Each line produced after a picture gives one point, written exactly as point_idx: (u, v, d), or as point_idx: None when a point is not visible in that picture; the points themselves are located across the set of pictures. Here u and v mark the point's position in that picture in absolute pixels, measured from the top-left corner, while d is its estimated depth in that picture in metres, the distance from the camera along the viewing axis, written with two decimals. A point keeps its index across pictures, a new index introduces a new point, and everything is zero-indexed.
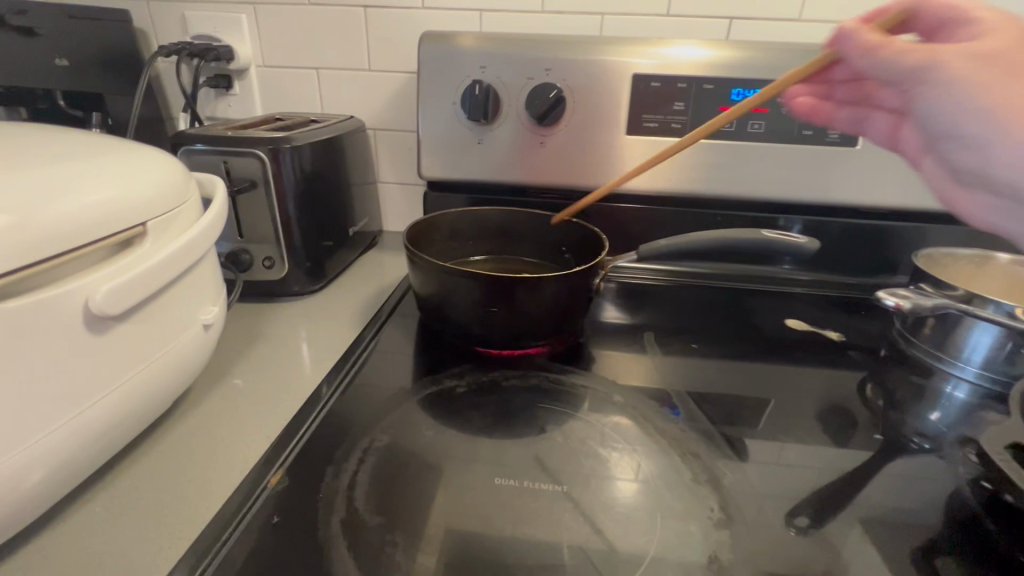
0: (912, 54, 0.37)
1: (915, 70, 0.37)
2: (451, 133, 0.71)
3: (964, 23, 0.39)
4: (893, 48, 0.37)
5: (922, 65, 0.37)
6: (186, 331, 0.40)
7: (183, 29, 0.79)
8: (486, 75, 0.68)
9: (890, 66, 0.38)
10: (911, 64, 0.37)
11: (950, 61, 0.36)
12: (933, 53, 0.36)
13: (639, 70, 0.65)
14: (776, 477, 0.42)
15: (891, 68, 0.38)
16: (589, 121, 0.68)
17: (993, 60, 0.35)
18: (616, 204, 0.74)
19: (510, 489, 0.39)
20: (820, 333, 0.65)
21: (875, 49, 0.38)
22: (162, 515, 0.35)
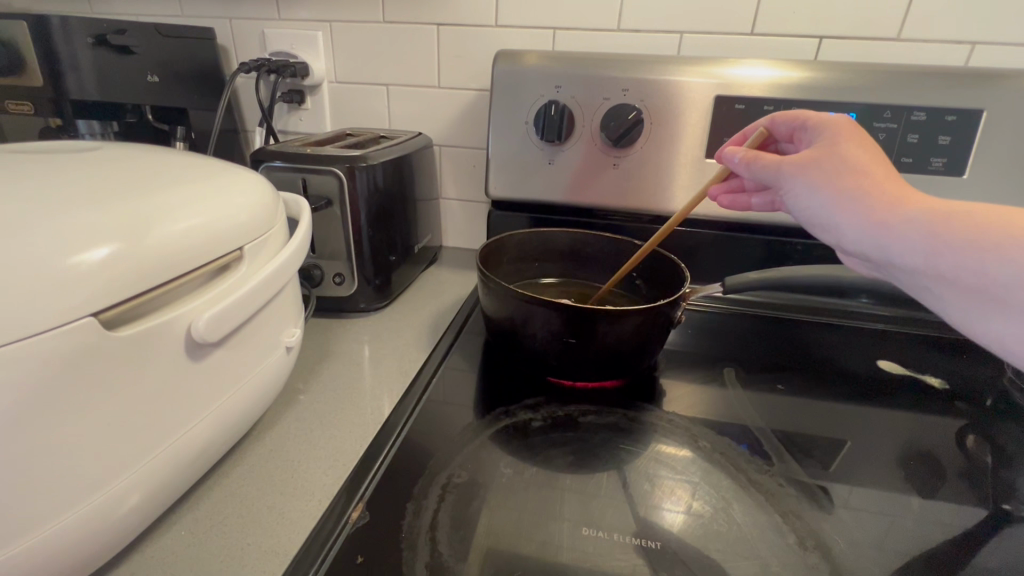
0: (767, 164, 0.41)
1: (772, 175, 0.41)
2: (522, 154, 0.70)
3: (805, 127, 0.44)
4: (763, 165, 0.42)
5: (778, 167, 0.40)
6: (271, 353, 0.41)
7: (261, 45, 0.81)
8: (561, 95, 0.66)
9: (764, 175, 0.42)
10: (768, 172, 0.41)
11: (782, 166, 0.40)
12: (783, 161, 0.40)
13: (722, 91, 0.62)
14: (882, 541, 0.39)
15: (763, 179, 0.42)
16: (666, 143, 0.65)
17: (804, 162, 0.39)
18: (689, 228, 0.71)
19: (596, 542, 0.36)
20: (918, 378, 0.60)
21: (750, 164, 0.43)
22: (245, 543, 0.35)
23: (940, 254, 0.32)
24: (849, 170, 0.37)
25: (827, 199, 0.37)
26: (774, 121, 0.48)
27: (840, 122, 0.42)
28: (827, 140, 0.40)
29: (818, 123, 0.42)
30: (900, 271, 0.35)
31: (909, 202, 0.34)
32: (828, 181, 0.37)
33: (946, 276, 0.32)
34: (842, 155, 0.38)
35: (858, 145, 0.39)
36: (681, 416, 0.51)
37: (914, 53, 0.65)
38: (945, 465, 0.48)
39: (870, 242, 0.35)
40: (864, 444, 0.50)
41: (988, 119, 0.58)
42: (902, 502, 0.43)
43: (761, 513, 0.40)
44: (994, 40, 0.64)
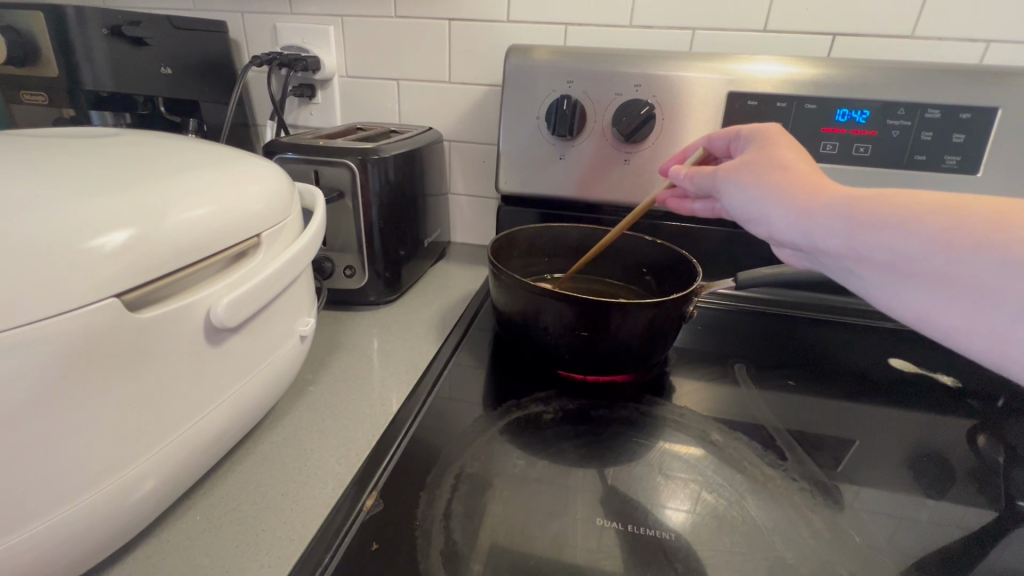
0: (702, 175, 0.44)
1: (708, 184, 0.44)
2: (533, 148, 0.70)
3: (739, 137, 0.46)
4: (699, 174, 0.45)
5: (711, 175, 0.43)
6: (285, 342, 0.41)
7: (273, 39, 0.81)
8: (573, 89, 0.66)
9: (704, 184, 0.44)
10: (704, 181, 0.44)
11: (715, 174, 0.43)
12: (717, 169, 0.43)
13: (735, 87, 0.62)
14: (893, 537, 0.39)
15: (704, 188, 0.44)
16: (677, 139, 0.65)
17: (733, 168, 0.41)
18: (700, 226, 0.70)
19: (611, 533, 0.37)
20: (929, 377, 0.60)
21: (691, 176, 0.46)
22: (260, 529, 0.35)
23: (854, 233, 0.32)
24: (772, 170, 0.39)
25: (754, 198, 0.39)
26: (713, 139, 0.51)
27: (771, 128, 0.44)
28: (756, 146, 0.42)
29: (749, 132, 0.45)
30: (830, 260, 0.35)
31: (830, 191, 0.35)
32: (752, 183, 0.39)
33: (869, 258, 0.32)
34: (767, 158, 0.40)
35: (787, 147, 0.40)
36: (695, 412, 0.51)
37: (928, 51, 0.65)
38: (956, 464, 0.48)
39: (797, 232, 0.36)
40: (876, 443, 0.49)
41: (1003, 118, 0.58)
42: (913, 500, 0.43)
43: (771, 506, 0.40)
44: (1009, 38, 0.63)
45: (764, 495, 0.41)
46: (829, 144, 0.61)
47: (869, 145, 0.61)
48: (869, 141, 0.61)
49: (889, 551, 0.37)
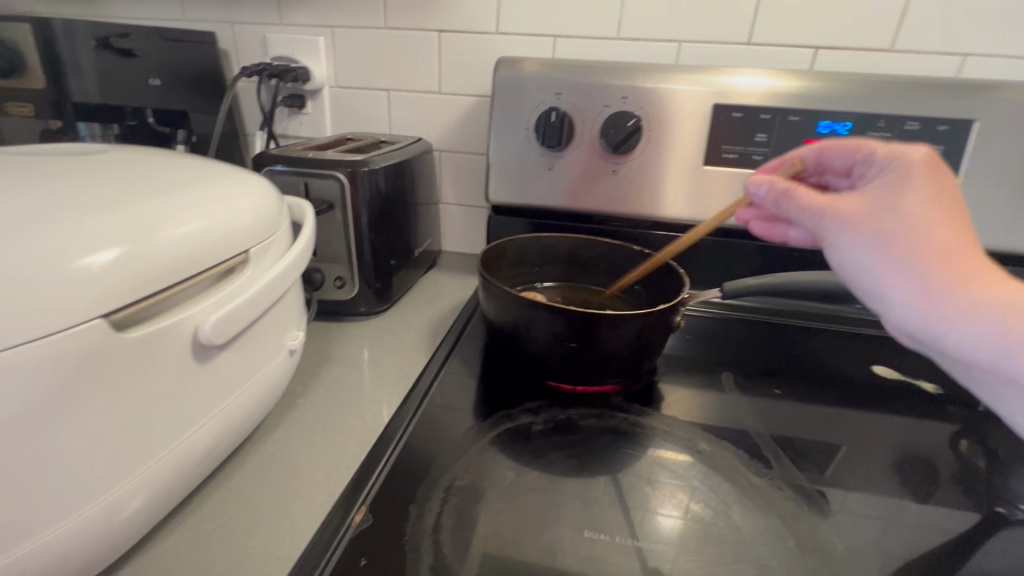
0: (807, 207, 0.40)
1: (809, 219, 0.40)
2: (522, 159, 0.70)
3: (868, 161, 0.40)
4: (802, 208, 0.40)
5: (819, 212, 0.39)
6: (274, 356, 0.41)
7: (262, 50, 0.81)
8: (561, 101, 0.67)
9: (800, 218, 0.41)
10: (805, 216, 0.40)
11: (823, 213, 0.39)
12: (825, 210, 0.39)
13: (719, 99, 0.63)
14: (877, 544, 0.39)
15: (805, 223, 0.40)
16: (664, 150, 0.66)
17: (848, 215, 0.37)
18: (687, 235, 0.71)
19: (600, 544, 0.37)
20: (913, 383, 0.61)
21: (789, 201, 0.41)
22: (249, 545, 0.35)
23: (995, 343, 0.31)
24: (897, 223, 0.35)
25: (861, 255, 0.36)
26: (830, 152, 0.44)
27: (915, 159, 0.37)
28: (890, 179, 0.37)
29: (885, 156, 0.39)
30: (947, 351, 0.34)
31: (973, 284, 0.32)
32: (869, 239, 0.36)
33: (1000, 367, 0.31)
34: (895, 206, 0.35)
35: (922, 186, 0.35)
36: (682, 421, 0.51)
37: (907, 64, 0.67)
38: (938, 470, 0.48)
39: (919, 318, 0.34)
40: (860, 450, 0.50)
41: (979, 129, 0.59)
42: (896, 506, 0.44)
43: (758, 516, 0.40)
44: (985, 52, 0.65)
45: (750, 504, 0.41)
46: None
47: None
48: None
49: (873, 558, 0.38)
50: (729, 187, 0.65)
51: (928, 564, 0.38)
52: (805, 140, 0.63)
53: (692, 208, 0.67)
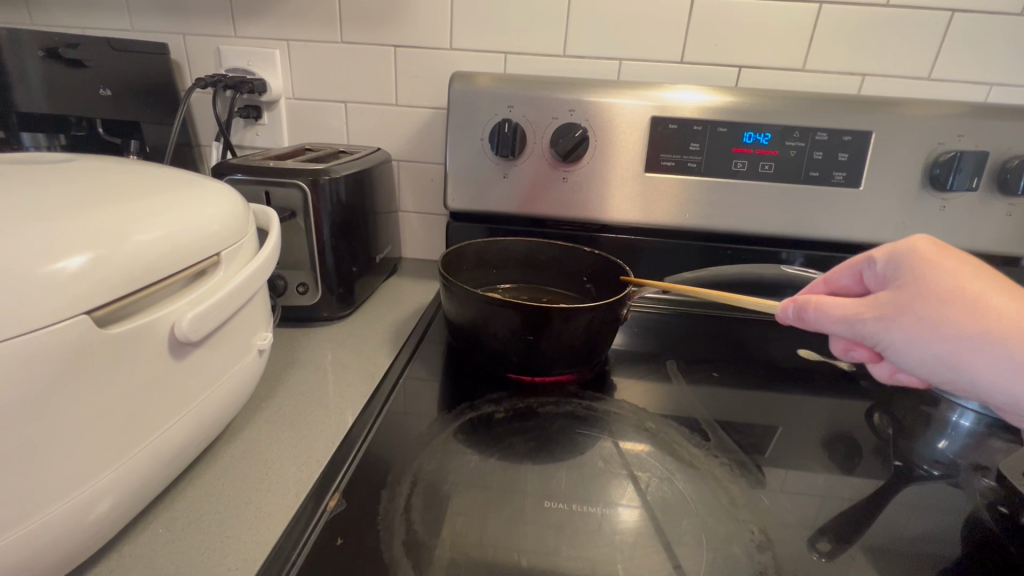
0: (842, 312, 0.39)
1: (846, 328, 0.39)
2: (477, 169, 0.74)
3: (871, 267, 0.40)
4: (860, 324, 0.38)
5: (851, 318, 0.38)
6: (245, 355, 0.42)
7: (216, 61, 0.82)
8: (511, 115, 0.71)
9: (835, 328, 0.39)
10: (840, 326, 0.39)
11: (862, 319, 0.38)
12: (873, 316, 0.37)
13: (657, 112, 0.69)
14: (800, 503, 0.45)
15: (853, 332, 0.38)
16: (610, 158, 0.71)
17: (886, 311, 0.37)
18: (633, 237, 0.77)
19: (559, 513, 0.41)
20: (831, 364, 0.69)
21: (839, 323, 0.39)
22: (224, 536, 0.36)
23: None
24: (939, 305, 0.35)
25: (927, 348, 0.35)
26: (834, 273, 0.43)
27: (920, 247, 0.37)
28: (902, 272, 0.37)
29: (887, 254, 0.38)
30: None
31: None
32: (921, 328, 0.35)
33: None
34: (927, 289, 0.35)
35: (937, 265, 0.36)
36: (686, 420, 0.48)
37: (817, 82, 0.76)
38: (854, 441, 0.55)
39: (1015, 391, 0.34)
40: (788, 425, 0.56)
41: (878, 139, 0.68)
42: (816, 472, 0.50)
43: (696, 481, 0.45)
44: (880, 73, 0.75)
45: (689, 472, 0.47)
46: (739, 163, 0.69)
47: (772, 163, 0.70)
48: (772, 160, 0.69)
49: (794, 514, 0.43)
50: (669, 192, 0.72)
51: (840, 518, 0.44)
52: (733, 148, 0.69)
53: (637, 212, 0.73)
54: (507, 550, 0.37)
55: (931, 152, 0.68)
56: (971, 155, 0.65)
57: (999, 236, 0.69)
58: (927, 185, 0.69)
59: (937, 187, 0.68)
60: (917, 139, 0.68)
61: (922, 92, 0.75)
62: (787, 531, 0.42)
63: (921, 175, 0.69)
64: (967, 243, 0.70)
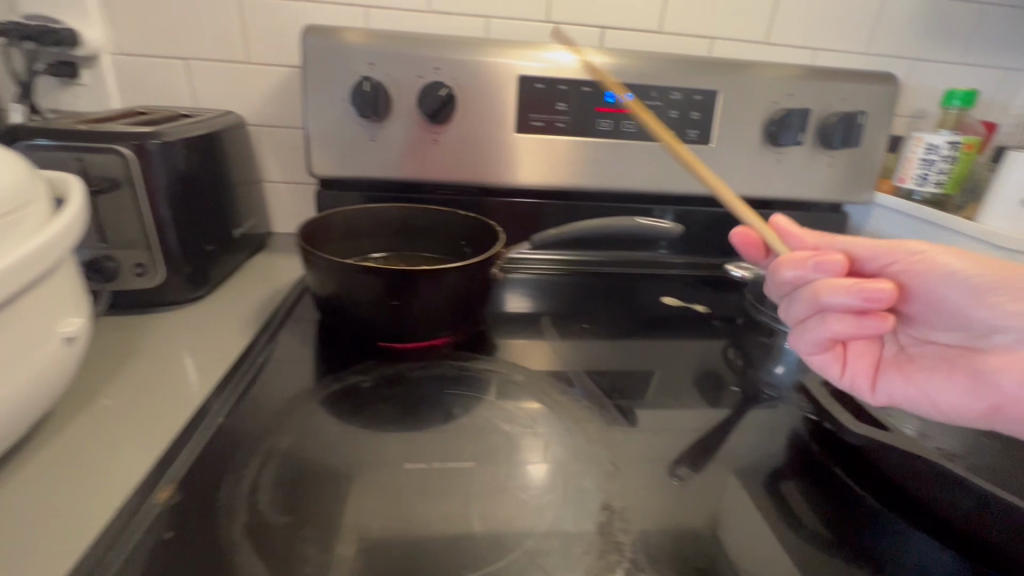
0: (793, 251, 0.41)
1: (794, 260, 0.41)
2: (344, 132, 0.70)
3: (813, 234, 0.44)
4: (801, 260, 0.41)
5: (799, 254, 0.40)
6: (45, 344, 0.37)
7: (10, 7, 0.68)
8: (372, 72, 0.67)
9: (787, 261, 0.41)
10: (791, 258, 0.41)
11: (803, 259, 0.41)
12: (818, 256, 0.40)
13: (522, 71, 0.69)
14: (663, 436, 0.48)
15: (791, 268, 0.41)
16: (480, 118, 0.70)
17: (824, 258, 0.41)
18: (510, 199, 0.77)
19: (420, 472, 0.40)
20: (693, 309, 0.75)
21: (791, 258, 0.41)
22: (24, 547, 0.32)
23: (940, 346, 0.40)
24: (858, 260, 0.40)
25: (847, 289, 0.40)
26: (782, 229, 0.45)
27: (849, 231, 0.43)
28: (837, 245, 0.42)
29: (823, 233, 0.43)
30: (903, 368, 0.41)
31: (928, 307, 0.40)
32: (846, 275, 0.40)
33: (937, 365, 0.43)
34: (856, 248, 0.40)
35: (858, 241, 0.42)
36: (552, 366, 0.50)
37: (673, 45, 0.80)
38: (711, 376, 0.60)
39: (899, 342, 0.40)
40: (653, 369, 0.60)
41: (723, 98, 0.73)
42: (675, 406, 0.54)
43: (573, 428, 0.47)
44: (726, 37, 0.80)
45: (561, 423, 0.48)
46: (603, 122, 0.72)
47: (633, 122, 0.73)
48: (632, 119, 0.72)
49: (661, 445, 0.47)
50: (541, 152, 0.72)
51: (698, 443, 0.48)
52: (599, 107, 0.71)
53: (511, 173, 0.73)
54: (391, 526, 0.35)
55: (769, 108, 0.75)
56: (798, 112, 0.73)
57: (825, 185, 0.78)
58: (765, 141, 0.76)
59: (773, 141, 0.75)
60: (757, 98, 0.74)
61: (763, 56, 0.82)
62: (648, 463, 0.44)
63: (760, 131, 0.75)
64: (800, 193, 0.78)
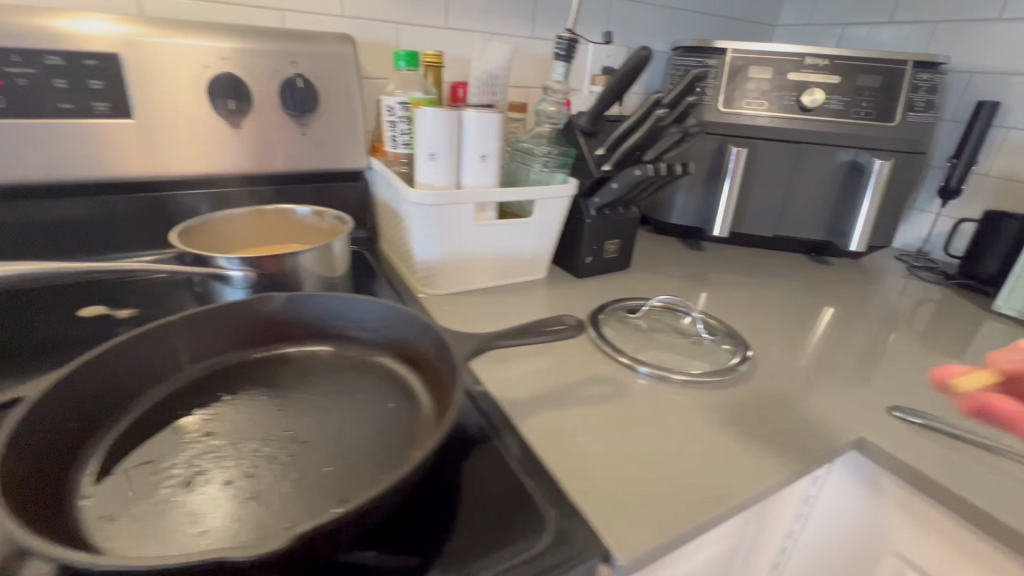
0: None
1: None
2: (43, 101, 0.49)
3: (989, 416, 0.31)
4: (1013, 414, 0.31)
5: None
6: None
7: None
8: (132, 46, 0.51)
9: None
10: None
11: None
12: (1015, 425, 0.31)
13: (291, 62, 0.59)
14: (219, 444, 0.33)
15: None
16: (264, 125, 0.59)
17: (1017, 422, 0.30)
18: (301, 197, 0.65)
19: None
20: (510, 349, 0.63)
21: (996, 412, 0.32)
22: None
23: None
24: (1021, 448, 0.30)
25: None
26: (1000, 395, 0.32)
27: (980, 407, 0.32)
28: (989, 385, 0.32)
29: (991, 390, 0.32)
30: None
31: None
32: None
33: None
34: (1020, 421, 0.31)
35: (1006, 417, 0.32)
36: (132, 392, 0.36)
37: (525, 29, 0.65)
38: (408, 349, 0.41)
39: None
40: (343, 342, 0.44)
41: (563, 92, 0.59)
42: (311, 397, 0.38)
43: (100, 440, 0.32)
44: None
45: (110, 411, 0.34)
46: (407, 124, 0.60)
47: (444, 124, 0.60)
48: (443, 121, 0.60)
49: (197, 463, 0.31)
50: (319, 148, 0.63)
51: (266, 455, 0.32)
52: (407, 104, 0.61)
53: (294, 176, 0.64)
54: None
55: (609, 81, 0.56)
56: (664, 119, 0.54)
57: None
58: (627, 158, 0.58)
59: (635, 156, 0.58)
60: (608, 97, 0.57)
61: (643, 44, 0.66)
62: (155, 482, 0.30)
63: (618, 143, 0.58)
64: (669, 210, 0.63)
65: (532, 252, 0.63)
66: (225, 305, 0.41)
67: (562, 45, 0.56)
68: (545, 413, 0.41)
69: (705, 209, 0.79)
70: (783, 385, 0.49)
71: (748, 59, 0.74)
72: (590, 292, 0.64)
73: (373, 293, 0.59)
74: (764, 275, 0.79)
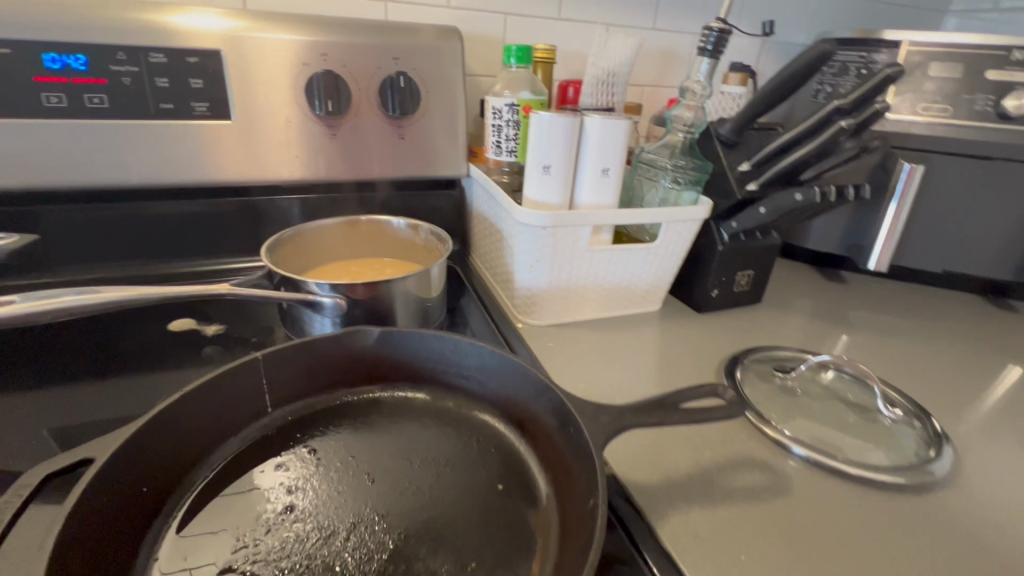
0: None
1: None
2: (144, 101, 0.47)
3: None
4: None
5: None
6: None
7: None
8: (234, 42, 0.48)
9: None
10: None
11: None
12: None
13: (395, 60, 0.53)
14: (303, 528, 0.27)
15: None
16: (360, 128, 0.54)
17: None
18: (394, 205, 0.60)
19: None
20: None
21: None
22: None
23: None
24: None
25: None
26: None
27: None
28: None
29: None
30: None
31: None
32: None
33: None
34: None
35: None
36: (209, 443, 0.31)
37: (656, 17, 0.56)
38: (519, 412, 0.34)
39: None
40: (441, 389, 0.38)
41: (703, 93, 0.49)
42: (408, 465, 0.32)
43: (174, 507, 0.28)
44: None
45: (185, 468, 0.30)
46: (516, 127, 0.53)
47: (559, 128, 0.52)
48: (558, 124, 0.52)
49: (279, 556, 0.26)
50: (416, 154, 0.57)
51: (355, 555, 0.26)
52: (518, 105, 0.53)
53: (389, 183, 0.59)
54: None
55: (766, 83, 0.45)
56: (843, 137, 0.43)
57: None
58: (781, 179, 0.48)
59: (792, 177, 0.48)
60: (766, 103, 0.46)
61: None
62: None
63: (772, 160, 0.48)
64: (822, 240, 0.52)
65: (649, 281, 0.54)
66: (314, 341, 0.35)
67: (709, 39, 0.46)
68: (688, 510, 0.32)
69: (855, 236, 0.66)
70: (1001, 491, 0.37)
71: (929, 54, 0.60)
72: (717, 330, 0.54)
73: (469, 317, 0.52)
74: (930, 317, 0.64)
